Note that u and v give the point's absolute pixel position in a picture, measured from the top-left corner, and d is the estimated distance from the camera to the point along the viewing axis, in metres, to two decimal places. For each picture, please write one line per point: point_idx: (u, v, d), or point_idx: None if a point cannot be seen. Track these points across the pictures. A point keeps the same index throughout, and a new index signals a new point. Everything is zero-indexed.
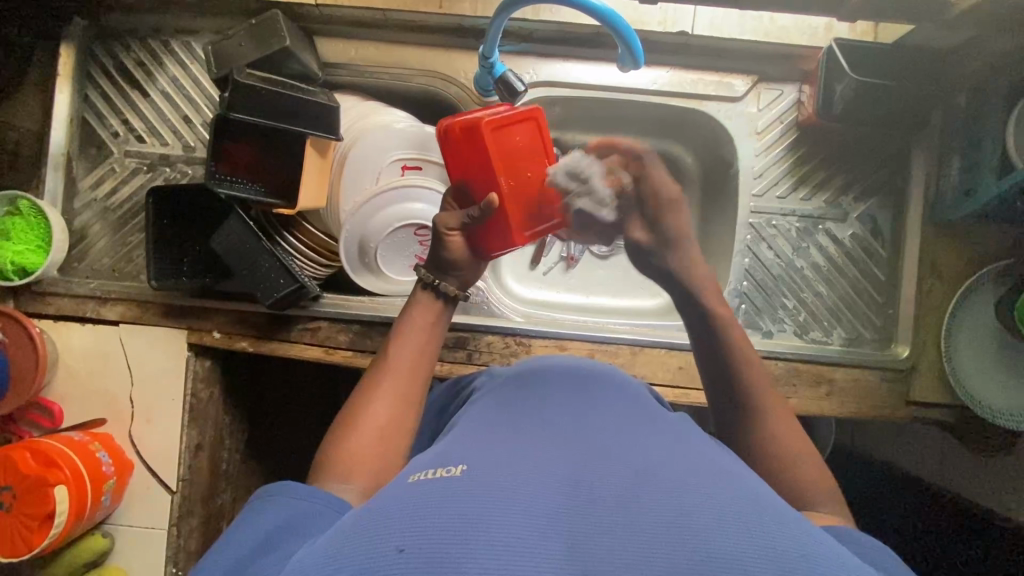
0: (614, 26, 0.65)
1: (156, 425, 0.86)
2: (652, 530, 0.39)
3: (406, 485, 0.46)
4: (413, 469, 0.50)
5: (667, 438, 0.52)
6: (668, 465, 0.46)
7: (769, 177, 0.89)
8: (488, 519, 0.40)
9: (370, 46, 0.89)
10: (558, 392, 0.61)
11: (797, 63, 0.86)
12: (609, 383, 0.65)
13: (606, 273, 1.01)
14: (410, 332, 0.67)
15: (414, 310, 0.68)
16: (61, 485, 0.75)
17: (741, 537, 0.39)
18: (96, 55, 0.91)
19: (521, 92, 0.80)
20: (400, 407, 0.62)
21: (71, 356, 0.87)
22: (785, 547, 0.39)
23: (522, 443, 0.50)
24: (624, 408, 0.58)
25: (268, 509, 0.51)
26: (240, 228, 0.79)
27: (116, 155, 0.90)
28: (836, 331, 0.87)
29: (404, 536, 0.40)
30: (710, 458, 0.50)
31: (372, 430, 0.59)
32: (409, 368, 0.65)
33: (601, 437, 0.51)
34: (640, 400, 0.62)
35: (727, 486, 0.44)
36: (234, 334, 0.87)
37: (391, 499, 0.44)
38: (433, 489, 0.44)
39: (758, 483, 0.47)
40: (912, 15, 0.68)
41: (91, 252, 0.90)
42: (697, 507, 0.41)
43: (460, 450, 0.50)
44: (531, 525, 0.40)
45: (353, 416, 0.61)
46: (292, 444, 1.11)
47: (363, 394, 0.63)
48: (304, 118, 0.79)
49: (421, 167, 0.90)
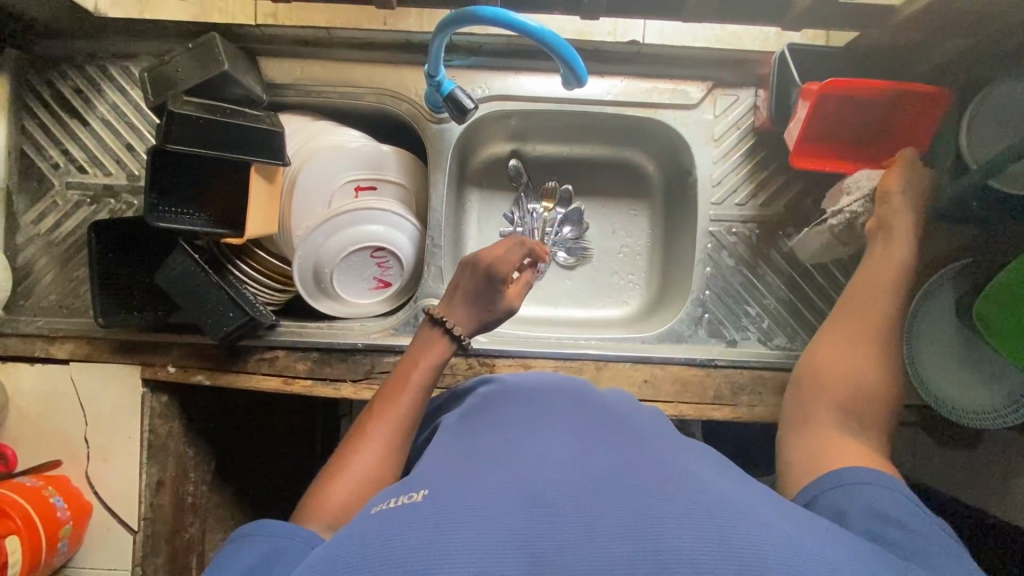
0: (555, 47, 0.64)
1: (115, 464, 0.84)
2: (613, 541, 0.38)
3: (369, 517, 0.44)
4: (376, 502, 0.48)
5: (631, 444, 0.51)
6: (631, 472, 0.45)
7: (728, 184, 0.88)
8: (448, 543, 0.39)
9: (316, 65, 0.87)
10: (522, 407, 0.60)
11: (750, 68, 0.86)
12: (571, 394, 0.64)
13: (572, 283, 0.99)
14: (409, 378, 0.68)
15: (420, 352, 0.71)
16: (13, 535, 0.73)
17: (701, 536, 0.37)
18: (31, 84, 0.87)
19: (471, 109, 0.78)
20: (388, 448, 0.63)
21: (22, 397, 0.84)
22: (744, 541, 0.37)
23: (485, 463, 0.48)
24: (588, 421, 0.57)
25: (246, 551, 0.49)
26: (186, 263, 0.77)
27: (57, 187, 0.87)
28: (800, 336, 0.86)
29: (365, 568, 0.38)
30: (671, 458, 0.48)
31: (357, 476, 0.59)
32: (403, 414, 0.66)
33: (563, 451, 0.50)
34: (599, 407, 0.61)
35: (686, 485, 0.43)
36: (190, 367, 0.85)
37: (352, 533, 0.42)
38: (393, 517, 0.42)
39: (723, 483, 0.46)
40: (858, 20, 0.68)
41: (38, 289, 0.87)
42: (659, 509, 0.40)
43: (427, 475, 0.49)
44: (492, 546, 0.39)
45: (336, 465, 0.61)
46: (262, 471, 1.09)
47: (346, 445, 0.63)
48: (247, 145, 0.76)
49: (376, 187, 0.88)
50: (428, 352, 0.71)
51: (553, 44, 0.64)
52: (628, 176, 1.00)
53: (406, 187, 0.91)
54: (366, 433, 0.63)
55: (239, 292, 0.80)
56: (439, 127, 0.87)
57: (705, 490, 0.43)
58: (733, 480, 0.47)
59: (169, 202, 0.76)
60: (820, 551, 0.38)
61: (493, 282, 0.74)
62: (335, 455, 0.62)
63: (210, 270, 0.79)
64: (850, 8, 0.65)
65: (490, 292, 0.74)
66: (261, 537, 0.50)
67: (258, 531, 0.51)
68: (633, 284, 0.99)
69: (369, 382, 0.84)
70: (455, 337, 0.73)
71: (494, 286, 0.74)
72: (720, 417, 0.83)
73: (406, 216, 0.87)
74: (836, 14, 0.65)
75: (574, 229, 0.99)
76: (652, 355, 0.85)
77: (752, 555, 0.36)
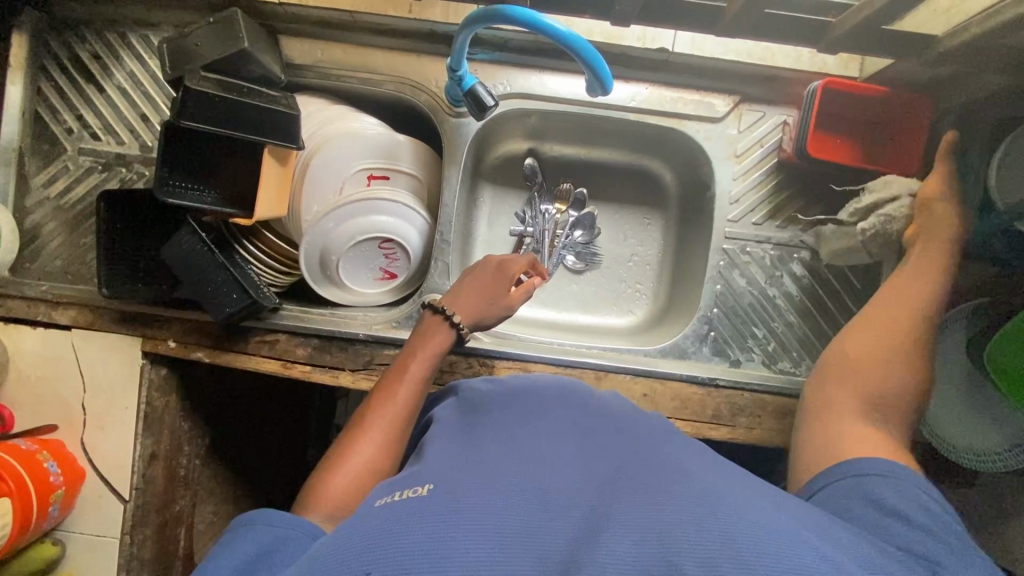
0: (577, 49, 0.62)
1: (110, 433, 0.85)
2: (615, 542, 0.37)
3: (371, 509, 0.44)
4: (378, 495, 0.47)
5: (632, 447, 0.50)
6: (633, 474, 0.44)
7: (746, 202, 0.86)
8: (452, 536, 0.38)
9: (337, 49, 0.85)
10: (526, 404, 0.59)
11: (781, 86, 0.84)
12: (576, 395, 0.63)
13: (578, 288, 0.98)
14: (411, 369, 0.68)
15: (421, 342, 0.70)
16: (5, 498, 0.73)
17: (702, 538, 0.36)
18: (50, 46, 0.86)
19: (490, 107, 0.76)
20: (388, 440, 0.62)
21: (23, 361, 0.85)
22: (744, 536, 0.36)
23: (488, 455, 0.48)
24: (589, 420, 0.56)
25: (244, 542, 0.48)
26: (193, 240, 0.76)
27: (69, 153, 0.87)
28: (805, 362, 0.85)
29: (369, 558, 0.38)
30: (673, 458, 0.47)
31: (354, 470, 0.58)
32: (406, 403, 0.65)
33: (569, 450, 0.49)
34: (603, 408, 0.60)
35: (690, 484, 0.42)
36: (190, 343, 0.85)
37: (354, 524, 0.42)
38: (397, 510, 0.42)
39: (721, 475, 0.46)
40: (898, 49, 0.67)
41: (44, 253, 0.86)
42: (661, 512, 0.39)
43: (428, 468, 0.48)
44: (497, 543, 0.38)
45: (332, 458, 0.60)
46: (253, 448, 1.09)
47: (344, 438, 0.62)
48: (259, 127, 0.75)
49: (389, 177, 0.87)
50: (430, 342, 0.71)
51: (582, 51, 0.62)
52: (644, 185, 0.98)
53: (419, 179, 0.89)
54: (367, 423, 0.63)
55: (244, 274, 0.80)
56: (457, 121, 0.86)
57: (705, 481, 0.43)
58: (732, 475, 0.47)
59: (181, 180, 0.75)
60: (830, 555, 0.37)
61: (499, 281, 0.75)
62: (334, 447, 0.61)
63: (216, 249, 0.79)
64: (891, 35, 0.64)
65: (496, 287, 0.74)
66: (264, 525, 0.49)
67: (258, 519, 0.50)
68: (640, 294, 0.98)
69: (367, 373, 0.84)
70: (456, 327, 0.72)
71: (501, 281, 0.75)
72: (717, 438, 0.82)
73: (416, 209, 0.86)
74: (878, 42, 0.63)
75: (585, 233, 0.98)
76: (653, 368, 0.84)
77: (754, 543, 0.36)
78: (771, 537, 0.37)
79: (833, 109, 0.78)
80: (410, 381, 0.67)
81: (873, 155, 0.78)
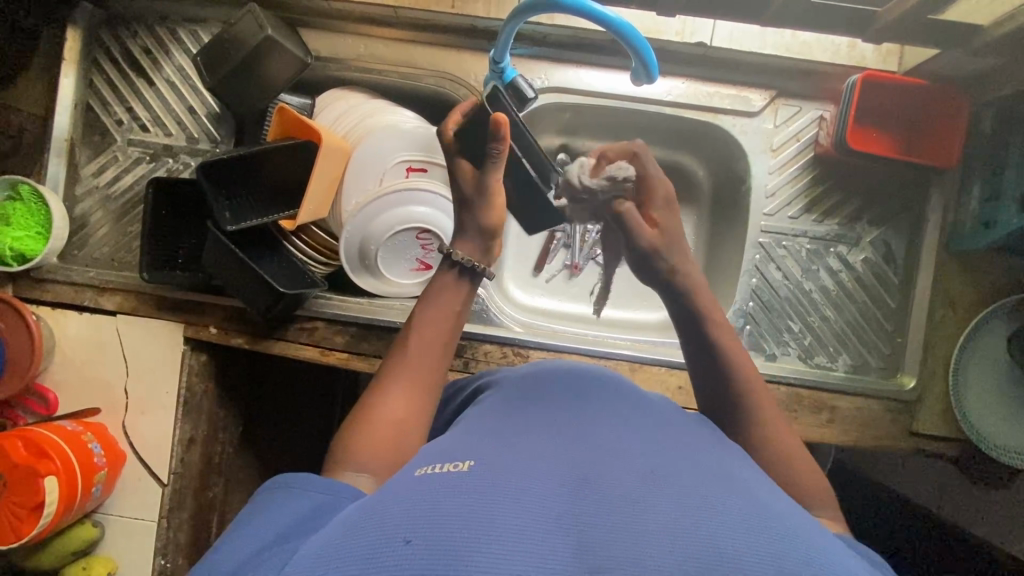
0: (629, 39, 0.65)
1: (151, 417, 0.86)
2: (659, 535, 0.36)
3: (409, 478, 0.43)
4: (416, 464, 0.46)
5: (672, 439, 0.48)
6: (675, 465, 0.43)
7: (781, 196, 0.87)
8: (494, 518, 0.37)
9: (379, 44, 0.88)
10: (559, 388, 0.57)
11: (817, 80, 0.85)
12: (610, 381, 0.60)
13: (610, 283, 0.99)
14: (428, 318, 0.64)
15: (427, 297, 0.66)
16: (51, 476, 0.74)
17: (739, 542, 0.36)
18: (102, 41, 0.90)
19: (531, 100, 0.78)
20: (418, 397, 0.60)
21: (68, 344, 0.86)
22: (782, 546, 0.36)
23: (527, 440, 0.47)
24: (626, 406, 0.54)
25: (253, 514, 0.47)
26: (219, 246, 0.79)
27: (119, 143, 0.90)
28: (841, 357, 0.85)
29: (410, 527, 0.37)
30: (717, 463, 0.46)
31: (383, 424, 0.57)
32: (423, 356, 0.63)
33: (607, 436, 0.47)
34: (642, 400, 0.57)
35: (733, 492, 0.41)
36: (230, 330, 0.86)
37: (393, 494, 0.41)
38: (436, 482, 0.41)
39: (768, 490, 0.44)
40: (940, 39, 0.69)
41: (91, 241, 0.89)
42: (702, 509, 0.38)
43: (467, 442, 0.47)
44: (537, 525, 0.37)
45: (368, 404, 0.59)
46: (282, 439, 1.10)
47: (380, 382, 0.61)
48: (310, 143, 0.80)
49: (427, 169, 0.86)
50: (442, 288, 0.66)
51: (629, 37, 0.65)
52: (675, 180, 0.98)
53: None
54: (398, 372, 0.61)
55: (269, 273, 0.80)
56: None
57: (749, 492, 0.42)
58: (772, 484, 0.46)
59: (234, 197, 0.80)
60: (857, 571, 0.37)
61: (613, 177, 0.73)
62: (361, 400, 0.60)
63: (243, 252, 0.80)
64: (930, 26, 0.67)
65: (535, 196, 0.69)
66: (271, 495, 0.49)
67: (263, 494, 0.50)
68: None
69: None
70: (464, 270, 0.66)
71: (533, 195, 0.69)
72: None
73: (453, 201, 0.85)
74: (918, 30, 0.66)
75: None
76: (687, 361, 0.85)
77: (799, 559, 0.36)
78: (819, 560, 0.36)
79: (871, 98, 0.79)
80: (428, 332, 0.64)
81: (905, 146, 0.80)
